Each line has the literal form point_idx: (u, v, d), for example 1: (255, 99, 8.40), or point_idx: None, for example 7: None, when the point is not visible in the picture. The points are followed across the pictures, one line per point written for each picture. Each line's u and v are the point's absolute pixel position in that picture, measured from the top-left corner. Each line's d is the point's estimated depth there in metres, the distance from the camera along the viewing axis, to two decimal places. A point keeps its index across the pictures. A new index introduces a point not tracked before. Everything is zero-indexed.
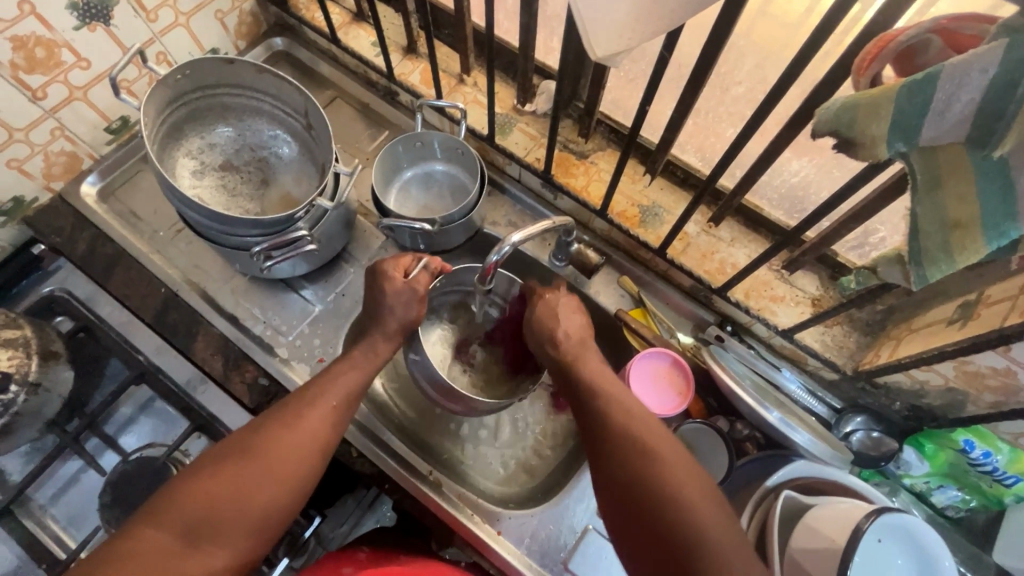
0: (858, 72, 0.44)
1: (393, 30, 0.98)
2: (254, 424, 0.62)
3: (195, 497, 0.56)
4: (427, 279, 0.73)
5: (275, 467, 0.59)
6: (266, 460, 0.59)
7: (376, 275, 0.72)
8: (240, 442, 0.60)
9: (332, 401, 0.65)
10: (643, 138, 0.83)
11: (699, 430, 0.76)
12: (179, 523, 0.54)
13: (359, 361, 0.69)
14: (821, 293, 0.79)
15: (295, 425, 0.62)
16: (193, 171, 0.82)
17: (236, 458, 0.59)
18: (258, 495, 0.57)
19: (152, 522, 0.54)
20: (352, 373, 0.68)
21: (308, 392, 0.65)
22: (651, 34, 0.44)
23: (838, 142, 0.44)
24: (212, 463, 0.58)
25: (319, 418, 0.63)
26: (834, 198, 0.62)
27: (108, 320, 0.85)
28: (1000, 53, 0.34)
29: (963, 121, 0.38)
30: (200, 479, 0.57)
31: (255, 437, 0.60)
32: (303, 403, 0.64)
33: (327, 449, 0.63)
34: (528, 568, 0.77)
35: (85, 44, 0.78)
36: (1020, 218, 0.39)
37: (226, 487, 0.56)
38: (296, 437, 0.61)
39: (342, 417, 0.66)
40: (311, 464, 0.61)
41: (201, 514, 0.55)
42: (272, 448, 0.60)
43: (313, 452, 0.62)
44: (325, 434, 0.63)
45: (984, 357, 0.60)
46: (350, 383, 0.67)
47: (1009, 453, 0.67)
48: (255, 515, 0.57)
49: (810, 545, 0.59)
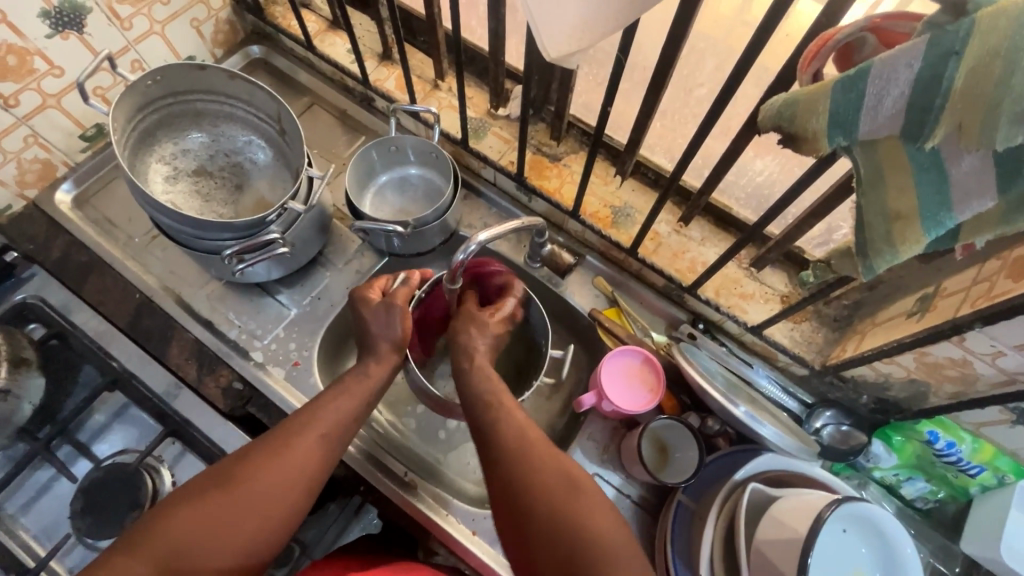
0: (800, 69, 0.45)
1: (368, 37, 0.99)
2: (243, 452, 0.62)
3: (177, 527, 0.55)
4: (405, 292, 0.74)
5: (260, 499, 0.58)
6: (252, 493, 0.58)
7: (357, 300, 0.75)
8: (225, 471, 0.59)
9: (322, 429, 0.64)
10: (612, 140, 0.85)
11: (669, 425, 0.77)
12: (156, 554, 0.53)
13: (350, 386, 0.69)
14: (789, 289, 0.80)
15: (281, 458, 0.61)
16: (166, 176, 0.83)
17: (220, 487, 0.58)
18: (240, 530, 0.57)
19: (134, 551, 0.53)
20: (344, 400, 0.67)
21: (298, 419, 0.64)
22: (602, 35, 0.46)
23: (782, 137, 0.46)
24: (197, 492, 0.58)
25: (308, 447, 0.62)
26: (791, 195, 0.64)
27: (82, 328, 0.84)
28: (922, 49, 0.36)
29: (896, 115, 0.39)
30: (182, 508, 0.56)
31: (242, 465, 0.60)
32: (293, 432, 0.63)
33: (316, 480, 0.62)
34: (503, 568, 0.76)
35: (58, 52, 0.78)
36: (956, 207, 0.41)
37: (206, 519, 0.56)
38: (284, 466, 0.60)
39: (334, 446, 0.65)
40: (297, 496, 0.61)
41: (179, 547, 0.54)
42: (256, 480, 0.59)
43: (299, 483, 0.61)
44: (313, 465, 0.62)
45: (940, 348, 0.62)
46: (342, 411, 0.66)
47: (972, 443, 0.69)
48: (233, 550, 0.56)
49: (776, 537, 0.60)
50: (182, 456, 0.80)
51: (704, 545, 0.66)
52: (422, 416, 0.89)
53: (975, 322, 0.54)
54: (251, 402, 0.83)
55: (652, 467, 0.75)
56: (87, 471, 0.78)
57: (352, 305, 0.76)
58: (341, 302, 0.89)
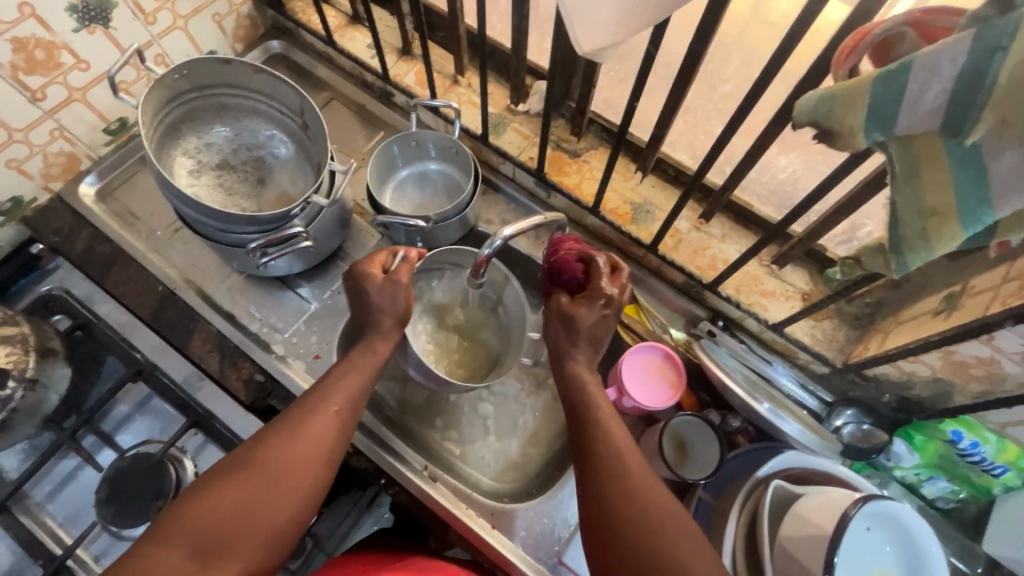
0: (836, 65, 0.45)
1: (389, 33, 1.00)
2: (260, 434, 0.62)
3: (204, 515, 0.55)
4: (408, 268, 0.73)
5: (281, 480, 0.59)
6: (272, 473, 0.58)
7: (359, 276, 0.73)
8: (244, 456, 0.60)
9: (334, 405, 0.65)
10: (635, 136, 0.84)
11: (690, 422, 0.77)
12: (189, 541, 0.54)
13: (357, 362, 0.69)
14: (810, 287, 0.80)
15: (298, 436, 0.61)
16: (190, 170, 0.84)
17: (244, 469, 0.58)
18: (268, 508, 0.57)
19: (163, 542, 0.53)
20: (352, 376, 0.68)
21: (309, 399, 0.65)
22: (637, 29, 0.46)
23: (817, 133, 0.46)
24: (217, 479, 0.58)
25: (322, 425, 0.63)
26: (819, 191, 0.63)
27: (106, 319, 0.85)
28: (968, 43, 0.36)
29: (937, 110, 0.39)
30: (207, 496, 0.56)
31: (257, 448, 0.60)
32: (306, 411, 0.63)
33: (334, 456, 0.63)
34: (523, 562, 0.77)
35: (85, 46, 0.79)
36: (995, 204, 0.40)
37: (230, 505, 0.56)
38: (301, 445, 0.61)
39: (349, 421, 0.65)
40: (319, 472, 0.61)
41: (210, 533, 0.54)
42: (276, 461, 0.59)
43: (320, 461, 0.61)
44: (330, 442, 0.63)
45: (968, 346, 0.61)
46: (351, 387, 0.67)
47: (996, 443, 0.68)
48: (264, 529, 0.57)
49: (800, 534, 0.60)
50: (205, 446, 0.81)
51: (726, 542, 0.66)
52: (437, 409, 0.89)
53: (1006, 321, 0.54)
54: (272, 395, 0.83)
55: (672, 463, 0.75)
56: (112, 460, 0.79)
57: (351, 279, 0.74)
58: None
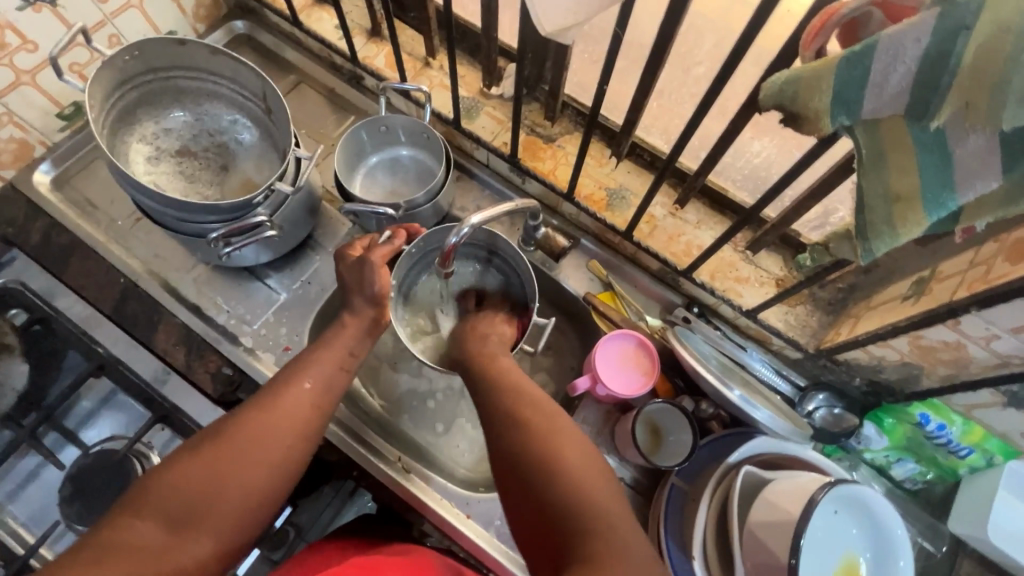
0: (803, 47, 0.44)
1: (357, 13, 0.96)
2: (234, 408, 0.60)
3: (174, 485, 0.53)
4: (384, 249, 0.72)
5: (253, 449, 0.57)
6: (242, 443, 0.57)
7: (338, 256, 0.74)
8: (216, 428, 0.58)
9: (309, 380, 0.63)
10: (607, 119, 0.83)
11: (663, 410, 0.77)
12: (161, 512, 0.52)
13: (334, 340, 0.68)
14: (784, 272, 0.80)
15: (272, 408, 0.60)
16: (148, 157, 0.80)
17: (215, 439, 0.57)
18: (240, 476, 0.55)
19: (135, 513, 0.52)
20: (329, 352, 0.66)
21: (283, 374, 0.63)
22: (596, 10, 0.45)
23: (783, 117, 0.45)
24: (189, 450, 0.56)
25: (296, 398, 0.61)
26: (791, 174, 0.62)
27: (66, 313, 0.82)
28: (932, 22, 0.35)
29: (901, 94, 0.38)
30: (178, 466, 0.55)
31: (230, 420, 0.58)
32: (280, 385, 0.62)
33: (308, 431, 0.61)
34: (498, 551, 0.77)
35: (30, 25, 0.74)
36: (958, 189, 0.40)
37: (201, 474, 0.54)
38: (275, 417, 0.59)
39: (325, 395, 0.64)
40: (292, 445, 0.59)
41: (181, 502, 0.53)
42: (250, 430, 0.57)
43: (295, 431, 0.60)
44: (305, 414, 0.61)
45: (935, 331, 0.61)
46: (329, 362, 0.65)
47: (963, 425, 0.70)
48: (234, 499, 0.54)
49: (768, 519, 0.60)
50: (173, 441, 0.79)
51: (697, 533, 0.66)
52: (412, 399, 0.89)
53: (972, 306, 0.54)
54: (241, 388, 0.81)
55: (645, 450, 0.75)
56: (75, 458, 0.77)
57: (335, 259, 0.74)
58: (331, 286, 0.88)
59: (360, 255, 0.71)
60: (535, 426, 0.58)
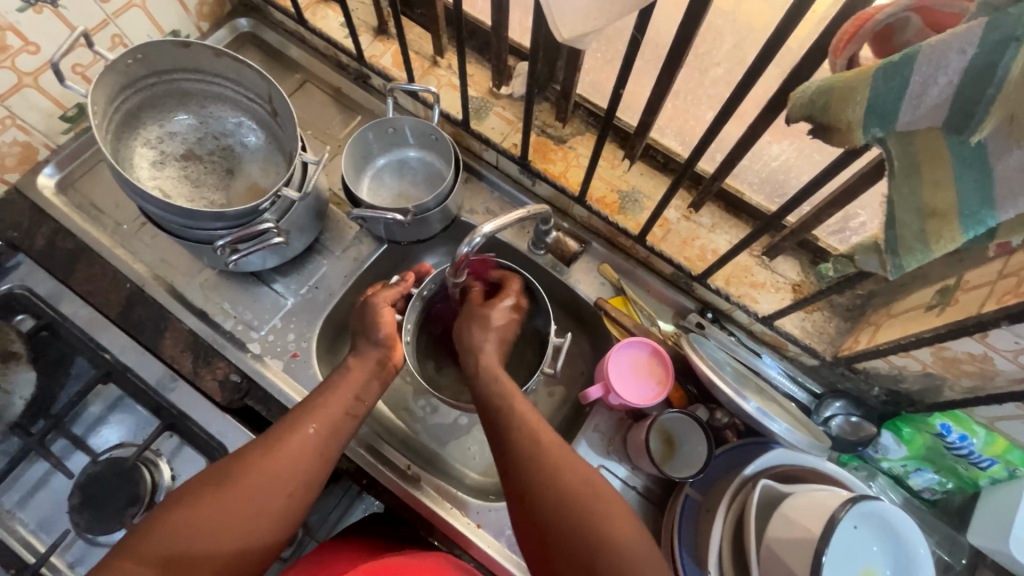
0: (835, 53, 0.42)
1: (363, 10, 0.94)
2: (240, 450, 0.60)
3: (174, 528, 0.53)
4: (391, 292, 0.74)
5: (254, 496, 0.56)
6: (244, 488, 0.56)
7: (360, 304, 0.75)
8: (222, 471, 0.58)
9: (316, 425, 0.62)
10: (622, 121, 0.81)
11: (677, 419, 0.76)
12: (157, 556, 0.51)
13: (343, 382, 0.66)
14: (802, 278, 0.78)
15: (275, 453, 0.59)
16: (153, 161, 0.79)
17: (220, 483, 0.56)
18: (239, 523, 0.55)
19: (132, 554, 0.51)
20: (336, 396, 0.65)
21: (291, 416, 0.63)
22: (618, 15, 0.43)
23: (813, 127, 0.43)
24: (191, 493, 0.56)
25: (301, 444, 0.60)
26: (812, 183, 0.60)
27: (72, 318, 0.81)
28: (979, 33, 0.33)
29: (940, 105, 0.36)
30: (180, 509, 0.54)
31: (236, 464, 0.58)
32: (287, 427, 0.61)
33: (310, 478, 0.60)
34: (508, 561, 0.76)
35: (31, 27, 0.72)
36: (999, 206, 0.38)
37: (201, 519, 0.54)
38: (277, 462, 0.58)
39: (331, 441, 0.62)
40: (291, 493, 0.58)
41: (177, 547, 0.52)
42: (251, 476, 0.57)
43: (294, 480, 0.59)
44: (310, 461, 0.60)
45: (961, 343, 0.59)
46: (335, 406, 0.64)
47: (985, 436, 0.68)
48: (230, 547, 0.54)
49: (788, 535, 0.59)
50: (181, 449, 0.78)
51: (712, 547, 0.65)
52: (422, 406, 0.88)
53: (1002, 320, 0.52)
54: (249, 395, 0.81)
55: (657, 459, 0.74)
56: (83, 465, 0.76)
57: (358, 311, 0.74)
58: (340, 291, 0.87)
59: (365, 298, 0.74)
60: (554, 460, 0.59)
